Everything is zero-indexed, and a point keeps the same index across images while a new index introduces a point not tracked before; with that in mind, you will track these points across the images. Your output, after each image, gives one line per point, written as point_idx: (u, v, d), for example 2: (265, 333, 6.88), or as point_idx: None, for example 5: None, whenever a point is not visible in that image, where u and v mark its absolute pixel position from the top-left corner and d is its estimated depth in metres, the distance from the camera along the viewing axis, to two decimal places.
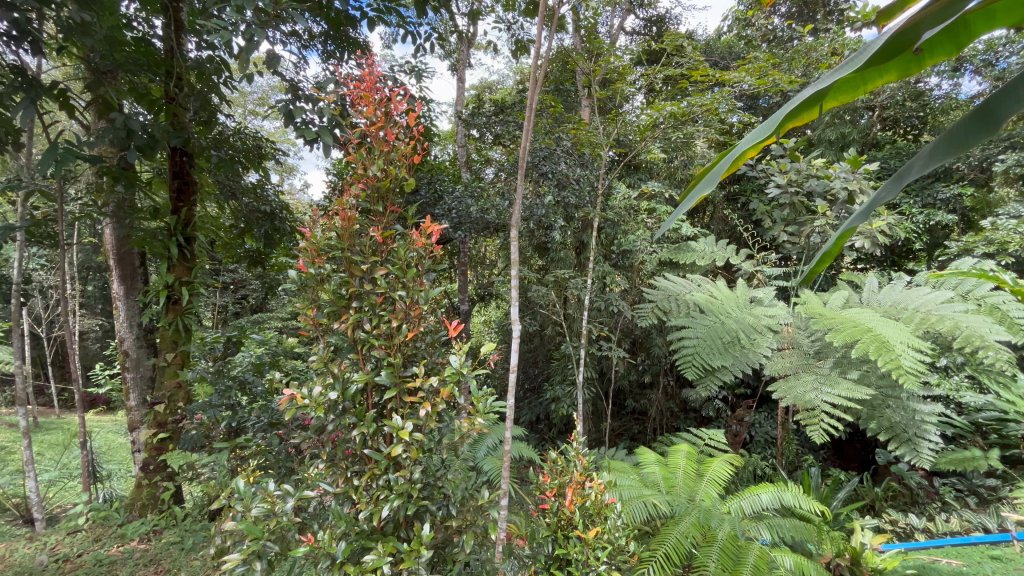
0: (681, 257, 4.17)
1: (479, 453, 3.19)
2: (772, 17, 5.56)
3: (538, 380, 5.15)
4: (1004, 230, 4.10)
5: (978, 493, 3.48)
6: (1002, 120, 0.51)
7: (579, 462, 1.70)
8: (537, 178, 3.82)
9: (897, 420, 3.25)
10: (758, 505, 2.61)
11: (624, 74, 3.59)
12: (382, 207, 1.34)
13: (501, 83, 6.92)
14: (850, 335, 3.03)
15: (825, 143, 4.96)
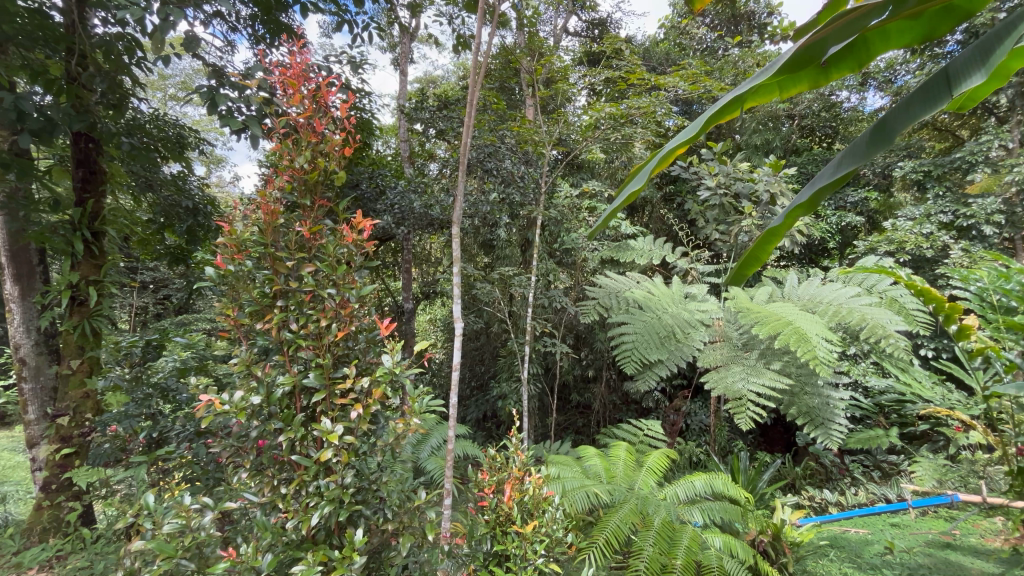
0: (622, 256, 4.31)
1: (423, 454, 3.14)
2: (704, 27, 5.87)
3: (484, 378, 5.16)
4: (902, 231, 4.57)
5: (881, 467, 3.89)
6: (889, 141, 0.89)
7: (518, 458, 1.72)
8: (482, 175, 3.82)
9: (813, 404, 3.52)
10: (691, 490, 2.74)
11: (566, 74, 3.64)
12: (311, 200, 1.29)
13: (445, 78, 6.84)
14: (773, 328, 3.25)
15: (751, 148, 5.30)
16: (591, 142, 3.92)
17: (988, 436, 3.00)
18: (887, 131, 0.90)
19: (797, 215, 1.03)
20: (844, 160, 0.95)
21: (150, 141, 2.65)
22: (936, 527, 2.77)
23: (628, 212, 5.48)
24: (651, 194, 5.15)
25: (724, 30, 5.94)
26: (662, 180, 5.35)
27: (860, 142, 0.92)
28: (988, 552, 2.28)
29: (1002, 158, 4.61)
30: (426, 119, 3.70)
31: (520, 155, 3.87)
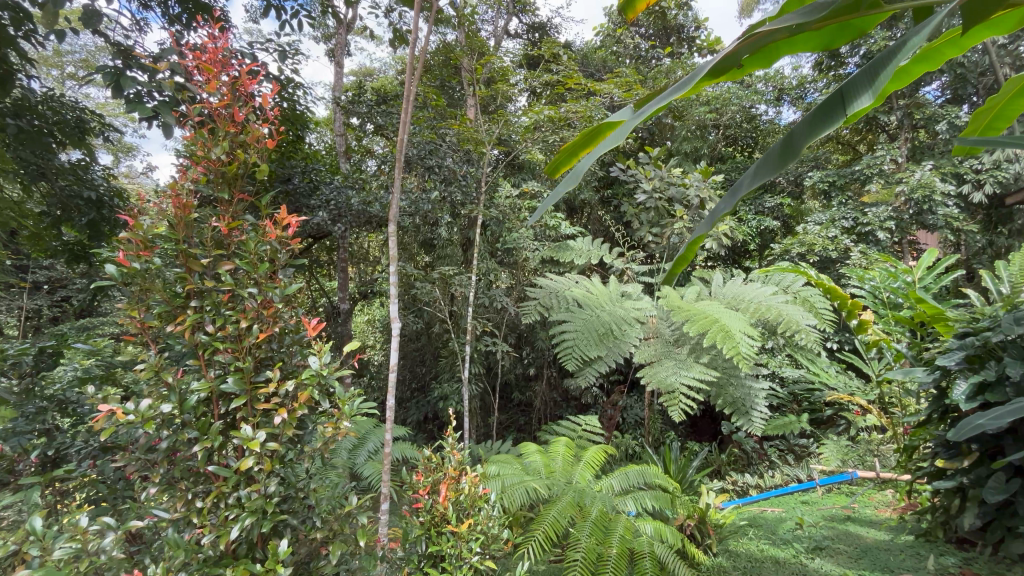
0: (562, 256, 4.41)
1: (359, 459, 3.04)
2: (638, 37, 6.12)
3: (425, 379, 5.09)
4: (812, 235, 5.00)
5: (794, 451, 4.25)
6: (797, 151, 0.98)
7: (453, 457, 1.72)
8: (423, 173, 3.77)
9: (737, 395, 3.80)
10: (625, 481, 2.86)
11: (506, 74, 3.66)
12: (229, 194, 1.22)
13: (382, 71, 6.64)
14: (701, 325, 3.45)
15: (682, 154, 5.60)
16: (531, 143, 3.96)
17: (882, 418, 3.40)
18: (794, 143, 1.00)
19: (718, 222, 1.10)
20: (760, 169, 1.03)
21: (42, 124, 2.36)
22: (838, 502, 3.06)
23: (568, 213, 5.59)
24: (589, 196, 5.30)
25: (656, 41, 6.23)
26: (599, 182, 5.52)
27: (769, 154, 1.01)
28: (881, 522, 2.55)
29: (892, 171, 5.19)
30: (364, 114, 3.59)
31: (462, 154, 3.86)
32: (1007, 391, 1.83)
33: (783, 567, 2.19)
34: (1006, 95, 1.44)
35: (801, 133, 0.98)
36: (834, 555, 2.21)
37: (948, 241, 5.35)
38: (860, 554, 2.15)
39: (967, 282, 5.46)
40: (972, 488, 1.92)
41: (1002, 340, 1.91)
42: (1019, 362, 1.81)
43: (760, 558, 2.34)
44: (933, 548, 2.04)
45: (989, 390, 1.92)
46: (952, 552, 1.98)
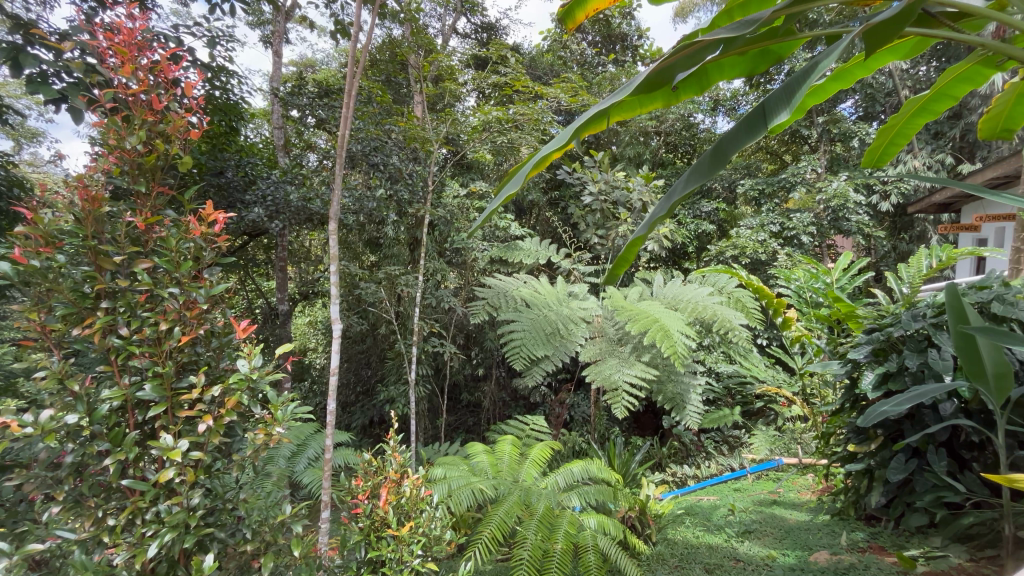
0: (511, 256, 4.45)
1: (298, 466, 2.91)
2: (584, 43, 6.28)
3: (370, 381, 4.96)
4: (744, 238, 5.33)
5: (728, 441, 4.50)
6: (725, 159, 1.06)
7: (395, 460, 1.70)
8: (368, 169, 3.68)
9: (676, 391, 3.99)
10: (570, 477, 2.92)
11: (454, 73, 3.63)
12: (147, 187, 1.13)
13: (325, 64, 6.41)
14: (642, 325, 3.60)
15: (626, 159, 5.81)
16: (478, 143, 3.89)
17: (804, 409, 3.69)
18: (724, 152, 1.07)
19: (655, 224, 1.16)
20: (693, 176, 1.09)
21: None
22: (766, 488, 3.27)
23: (516, 214, 5.64)
24: (537, 198, 5.36)
25: (601, 48, 6.40)
26: (547, 184, 5.60)
27: (702, 161, 1.08)
28: (802, 505, 2.76)
29: (813, 181, 5.65)
30: (305, 106, 3.45)
31: (409, 151, 3.79)
32: (906, 379, 2.04)
33: (715, 551, 2.31)
34: (906, 114, 1.62)
35: (731, 141, 1.06)
36: (761, 537, 2.35)
37: (860, 246, 5.90)
38: (784, 535, 2.30)
39: (874, 283, 6.05)
40: (878, 469, 2.12)
41: (902, 335, 2.13)
42: (915, 354, 2.02)
43: (695, 544, 2.46)
44: (846, 525, 2.21)
45: (891, 379, 2.12)
46: (861, 527, 2.16)
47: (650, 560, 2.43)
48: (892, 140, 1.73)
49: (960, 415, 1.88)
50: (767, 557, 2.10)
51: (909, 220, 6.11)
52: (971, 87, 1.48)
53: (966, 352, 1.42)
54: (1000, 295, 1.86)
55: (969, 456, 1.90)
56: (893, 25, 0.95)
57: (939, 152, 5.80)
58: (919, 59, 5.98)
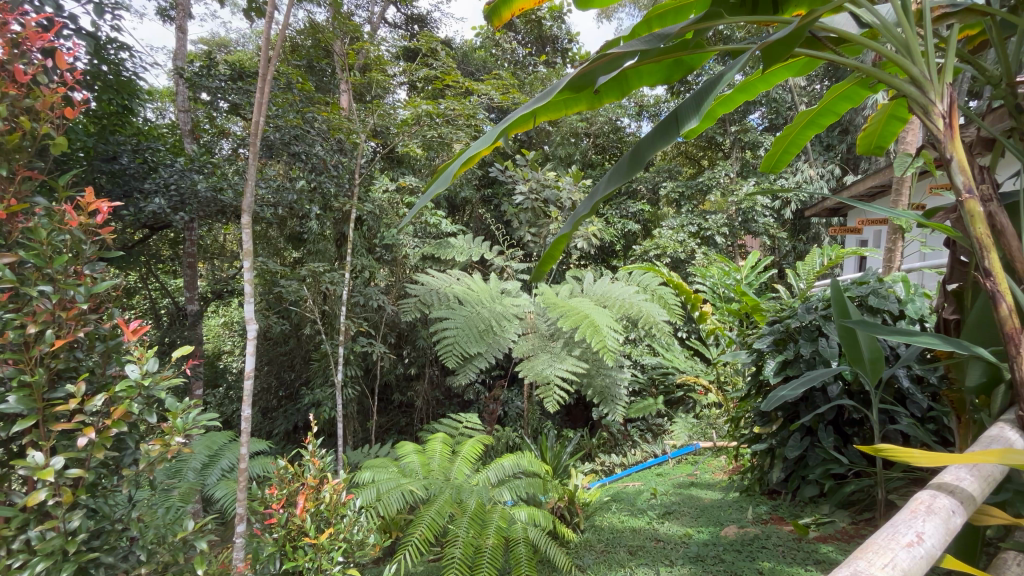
0: (443, 253, 4.41)
1: (210, 479, 2.69)
2: (515, 43, 6.34)
3: (294, 385, 4.70)
4: (666, 238, 5.67)
5: (652, 429, 4.77)
6: (642, 162, 1.12)
7: (313, 466, 1.65)
8: (288, 159, 3.44)
9: (604, 383, 4.16)
10: (501, 472, 2.94)
11: (382, 64, 3.51)
12: (7, 169, 0.98)
13: (241, 44, 5.97)
14: (573, 321, 3.70)
15: (557, 159, 5.97)
16: (408, 137, 3.80)
17: (719, 396, 3.99)
18: (642, 154, 1.13)
19: (579, 223, 1.20)
20: (614, 177, 1.14)
21: None
22: (685, 471, 3.49)
23: (449, 211, 5.59)
24: (470, 194, 5.35)
25: (533, 49, 6.50)
26: (480, 181, 5.59)
27: (620, 164, 1.14)
28: (716, 484, 2.98)
29: (726, 185, 6.11)
30: (216, 90, 3.19)
31: (333, 142, 3.58)
32: (801, 365, 2.27)
33: (638, 533, 2.41)
34: (798, 126, 1.79)
35: (648, 145, 1.12)
36: (679, 517, 2.49)
37: (766, 246, 6.47)
38: (700, 513, 2.46)
39: (777, 280, 6.67)
40: (778, 448, 2.34)
41: (798, 326, 2.36)
42: (809, 343, 2.26)
43: (620, 528, 2.55)
44: (751, 500, 2.42)
45: (789, 366, 2.35)
46: (764, 501, 2.37)
47: (577, 547, 2.50)
48: (787, 149, 1.90)
49: (844, 395, 2.11)
50: (684, 536, 2.23)
51: (806, 223, 6.78)
52: (851, 105, 1.67)
53: (848, 340, 1.60)
54: (875, 290, 2.12)
55: (851, 432, 2.15)
56: (784, 44, 1.05)
57: (829, 162, 6.51)
58: (814, 78, 6.66)
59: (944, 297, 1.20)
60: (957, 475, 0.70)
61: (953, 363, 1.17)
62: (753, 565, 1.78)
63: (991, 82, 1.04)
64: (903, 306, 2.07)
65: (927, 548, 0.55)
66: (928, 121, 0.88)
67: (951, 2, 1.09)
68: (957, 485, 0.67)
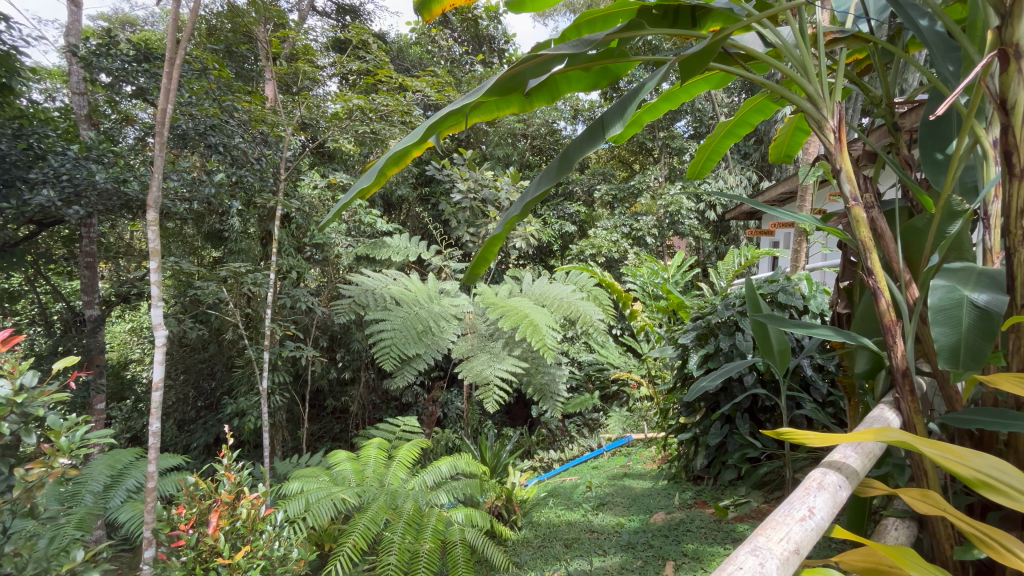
0: (378, 253, 4.29)
1: (112, 502, 2.44)
2: (451, 41, 6.30)
3: (214, 394, 4.37)
4: (600, 239, 5.88)
5: (588, 424, 4.91)
6: (570, 165, 1.15)
7: (227, 481, 1.60)
8: (204, 151, 3.20)
9: (544, 381, 4.23)
10: (438, 475, 2.89)
11: (310, 53, 3.35)
12: None
13: (149, 23, 5.46)
14: (513, 320, 3.73)
15: (495, 159, 6.01)
16: (339, 132, 3.67)
17: (649, 389, 4.20)
18: (570, 157, 1.16)
19: (510, 224, 1.21)
20: (545, 178, 1.16)
21: None
22: (619, 462, 3.63)
23: (385, 209, 5.44)
24: (406, 192, 5.24)
25: (469, 47, 6.49)
26: (417, 179, 5.50)
27: (550, 166, 1.16)
28: (647, 474, 3.12)
29: (655, 189, 6.44)
30: (119, 72, 2.90)
31: (256, 133, 3.36)
32: (720, 358, 2.44)
33: (573, 526, 2.47)
34: (718, 134, 1.91)
35: (575, 148, 1.15)
36: (612, 507, 2.59)
37: (691, 246, 6.88)
38: (632, 502, 2.57)
39: (702, 278, 7.12)
40: (701, 436, 2.49)
41: (718, 321, 2.53)
42: (727, 337, 2.43)
43: (556, 522, 2.59)
44: (678, 487, 2.55)
45: (710, 359, 2.51)
46: (690, 487, 2.52)
47: (515, 544, 2.52)
48: (709, 155, 2.02)
49: (757, 385, 2.29)
50: (616, 525, 2.32)
51: (726, 226, 7.30)
52: (762, 117, 1.81)
53: (760, 334, 1.74)
54: (784, 287, 2.31)
55: (764, 418, 2.33)
56: (699, 58, 1.12)
57: (746, 169, 7.05)
58: (732, 90, 7.16)
59: (840, 294, 1.34)
60: (844, 453, 0.78)
61: (845, 353, 1.30)
62: (678, 548, 1.89)
63: (874, 102, 1.17)
64: (806, 303, 2.29)
65: (817, 521, 0.61)
66: (823, 136, 0.97)
67: (842, 28, 1.20)
68: (844, 462, 0.75)
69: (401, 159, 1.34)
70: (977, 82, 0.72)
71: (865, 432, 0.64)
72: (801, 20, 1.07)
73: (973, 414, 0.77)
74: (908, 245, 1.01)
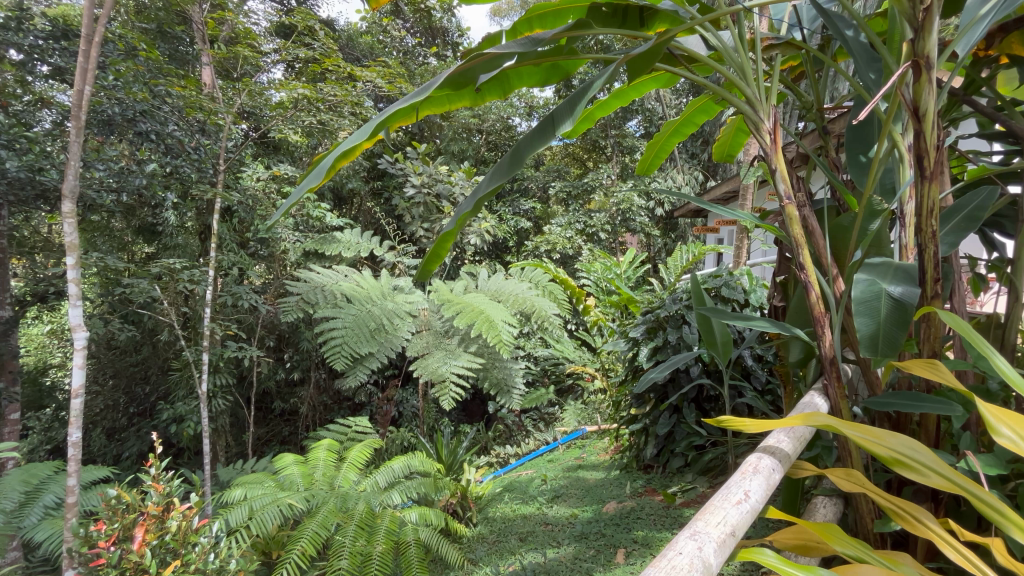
0: (327, 248, 4.14)
1: (27, 520, 2.22)
2: (403, 31, 6.17)
3: (148, 399, 4.10)
4: (555, 235, 5.95)
5: (544, 418, 4.97)
6: (522, 161, 1.14)
7: (154, 492, 1.51)
8: (133, 139, 2.92)
9: (500, 376, 4.23)
10: (391, 475, 2.83)
11: (251, 37, 3.16)
12: None
13: None
14: (469, 317, 3.70)
15: (450, 153, 5.94)
16: (284, 122, 3.51)
17: (603, 382, 4.30)
18: (522, 154, 1.15)
19: (463, 220, 1.19)
20: (498, 175, 1.15)
21: None
22: (573, 454, 3.70)
23: (335, 203, 5.27)
24: (357, 186, 5.09)
25: (422, 39, 6.36)
26: (368, 173, 5.36)
27: (502, 163, 1.15)
28: (600, 465, 3.19)
29: (608, 186, 6.58)
30: (31, 48, 2.62)
31: (192, 121, 3.13)
32: (669, 350, 2.52)
33: (528, 519, 2.48)
34: (666, 133, 1.96)
35: (526, 145, 1.14)
36: (566, 499, 2.63)
37: (642, 242, 7.10)
38: (586, 493, 2.62)
39: (652, 274, 7.36)
40: (651, 426, 2.58)
41: (666, 315, 2.62)
42: (675, 330, 2.52)
43: (511, 516, 2.60)
44: (629, 476, 2.63)
45: (659, 352, 2.60)
46: (640, 476, 2.60)
47: (470, 541, 2.51)
48: (657, 153, 2.08)
49: (703, 376, 2.39)
50: (570, 516, 2.36)
51: (675, 224, 7.57)
52: (706, 117, 1.87)
53: (704, 326, 1.81)
54: (727, 281, 2.42)
55: (709, 407, 2.44)
56: (646, 59, 1.14)
57: (693, 169, 7.33)
58: (679, 92, 7.42)
59: (776, 287, 1.42)
60: (777, 437, 0.82)
61: (781, 343, 1.37)
62: (629, 535, 1.94)
63: (806, 106, 1.24)
64: (747, 296, 2.41)
65: (752, 504, 0.64)
66: (759, 138, 1.01)
67: (776, 35, 1.26)
68: (777, 446, 0.79)
69: (349, 154, 1.30)
70: (893, 91, 0.77)
71: (795, 418, 0.67)
72: (740, 26, 1.11)
73: (891, 397, 0.84)
74: (836, 241, 1.07)
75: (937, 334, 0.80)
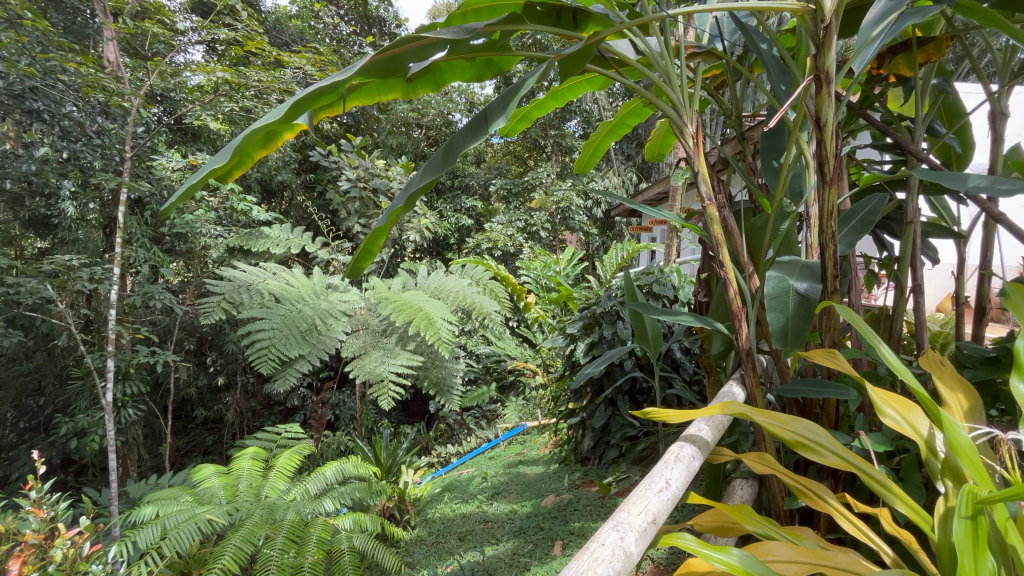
0: (254, 244, 3.88)
1: None
2: (337, 19, 5.92)
3: (44, 413, 3.68)
4: (495, 233, 5.97)
5: (485, 415, 4.97)
6: (455, 156, 1.12)
7: (33, 520, 1.37)
8: (19, 118, 2.57)
9: (440, 375, 4.15)
10: (323, 482, 2.70)
11: (162, 11, 2.88)
12: None
13: None
14: (407, 315, 3.60)
15: (387, 147, 5.79)
16: (201, 108, 3.24)
17: (543, 377, 4.37)
18: (455, 149, 1.13)
19: (393, 215, 1.15)
20: (430, 169, 1.12)
21: None
22: (514, 450, 3.72)
23: (263, 197, 4.97)
24: (288, 179, 4.83)
25: (358, 28, 6.13)
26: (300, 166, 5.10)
27: (434, 157, 1.12)
28: (540, 459, 3.24)
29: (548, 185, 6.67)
30: None
31: (92, 101, 2.73)
32: (604, 345, 2.60)
33: (468, 518, 2.47)
34: (602, 133, 2.01)
35: (458, 139, 1.12)
36: (507, 495, 2.64)
37: (581, 240, 7.27)
38: (526, 488, 2.64)
39: (591, 271, 7.58)
40: (588, 420, 2.65)
41: (602, 312, 2.69)
42: (610, 326, 2.61)
43: (451, 516, 2.58)
44: (567, 469, 2.69)
45: (596, 347, 2.68)
46: (578, 468, 2.67)
47: (408, 545, 2.46)
48: (593, 152, 2.12)
49: (636, 369, 2.49)
50: (510, 512, 2.37)
51: (612, 223, 7.82)
52: (638, 120, 1.94)
53: (636, 322, 1.87)
54: (658, 278, 2.53)
55: (641, 399, 2.55)
56: (577, 59, 1.15)
57: (628, 170, 7.61)
58: (615, 95, 7.67)
59: (701, 283, 1.49)
60: (699, 426, 0.86)
61: (705, 336, 1.44)
62: (566, 527, 1.98)
63: (727, 113, 1.30)
64: (676, 293, 2.53)
65: (673, 491, 0.67)
66: (682, 141, 1.05)
67: (699, 44, 1.32)
68: (698, 435, 0.83)
69: (268, 139, 1.21)
70: (800, 102, 0.82)
71: (713, 407, 0.71)
72: (667, 33, 1.15)
73: (798, 385, 0.90)
74: (751, 241, 1.14)
75: (835, 326, 0.87)
